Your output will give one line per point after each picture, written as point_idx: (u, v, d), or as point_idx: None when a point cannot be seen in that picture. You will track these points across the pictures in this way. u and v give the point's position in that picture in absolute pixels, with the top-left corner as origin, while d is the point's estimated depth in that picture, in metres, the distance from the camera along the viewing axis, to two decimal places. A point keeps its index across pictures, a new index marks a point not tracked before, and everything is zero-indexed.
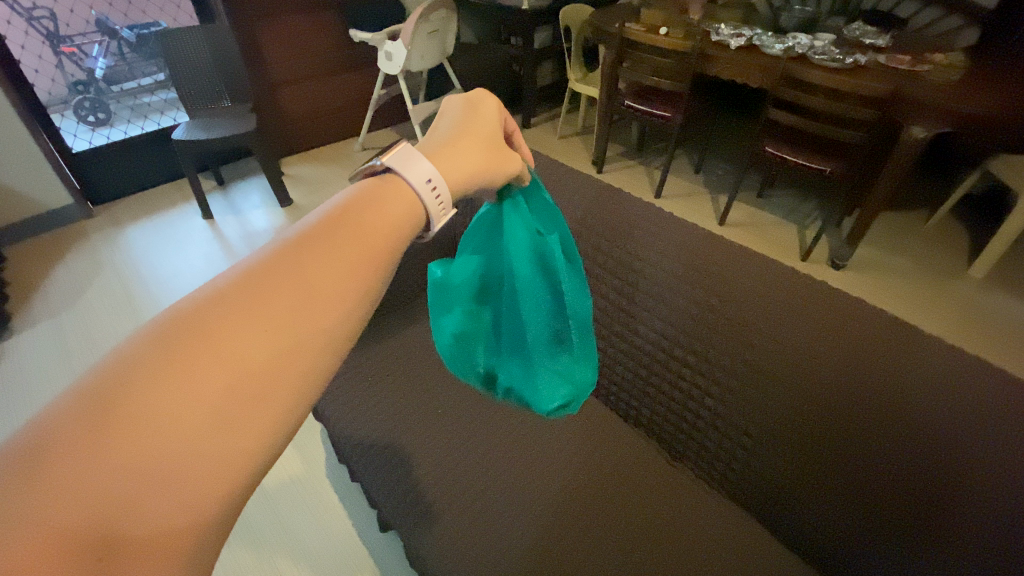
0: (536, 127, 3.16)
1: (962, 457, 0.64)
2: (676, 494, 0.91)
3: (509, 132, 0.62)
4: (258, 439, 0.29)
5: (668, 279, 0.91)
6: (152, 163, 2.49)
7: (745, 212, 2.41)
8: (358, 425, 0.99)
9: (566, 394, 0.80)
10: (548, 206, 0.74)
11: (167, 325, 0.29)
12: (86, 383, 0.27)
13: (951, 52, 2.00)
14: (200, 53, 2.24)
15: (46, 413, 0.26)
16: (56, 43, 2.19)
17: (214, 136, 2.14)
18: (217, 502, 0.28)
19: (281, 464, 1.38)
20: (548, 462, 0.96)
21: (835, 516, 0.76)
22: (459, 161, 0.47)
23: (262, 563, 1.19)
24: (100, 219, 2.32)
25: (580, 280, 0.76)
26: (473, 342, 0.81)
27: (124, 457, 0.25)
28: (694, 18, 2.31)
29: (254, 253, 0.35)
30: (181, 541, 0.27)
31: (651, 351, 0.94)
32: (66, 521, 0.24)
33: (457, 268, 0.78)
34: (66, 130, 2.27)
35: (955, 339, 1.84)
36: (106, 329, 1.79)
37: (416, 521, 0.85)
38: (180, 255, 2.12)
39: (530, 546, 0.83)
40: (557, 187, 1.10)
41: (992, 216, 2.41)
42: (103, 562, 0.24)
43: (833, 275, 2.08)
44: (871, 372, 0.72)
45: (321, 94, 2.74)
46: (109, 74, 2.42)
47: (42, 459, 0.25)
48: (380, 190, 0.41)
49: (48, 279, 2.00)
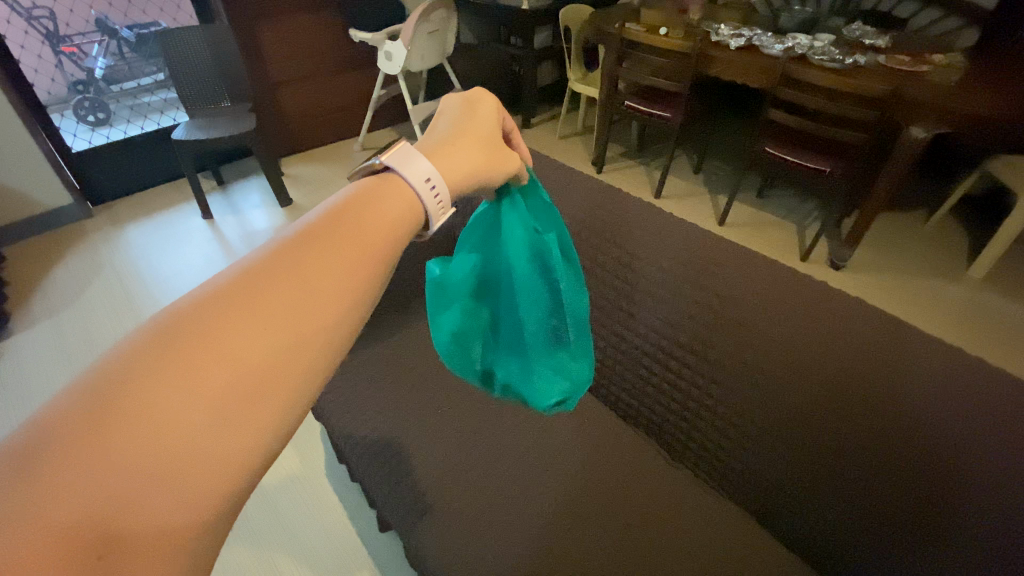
0: (536, 127, 3.16)
1: (962, 456, 0.64)
2: (676, 494, 0.91)
3: (508, 131, 0.62)
4: (258, 438, 0.29)
5: (668, 279, 0.91)
6: (151, 163, 2.49)
7: (744, 212, 2.42)
8: (358, 424, 0.99)
9: (564, 390, 0.80)
10: (546, 204, 0.74)
11: (165, 324, 0.29)
12: (85, 381, 0.27)
13: (950, 52, 2.01)
14: (200, 52, 2.24)
15: (45, 412, 0.26)
16: (55, 42, 2.18)
17: (213, 136, 2.14)
18: (219, 500, 0.28)
19: (281, 463, 1.38)
20: (548, 461, 0.96)
21: (836, 517, 0.76)
22: (458, 161, 0.48)
23: (261, 562, 1.18)
24: (100, 219, 2.32)
25: (577, 279, 0.77)
26: (471, 340, 0.81)
27: (123, 455, 0.25)
28: (694, 19, 2.32)
29: (253, 252, 0.35)
30: (182, 539, 0.27)
31: (650, 351, 0.94)
32: (67, 519, 0.24)
33: (456, 266, 0.78)
34: (65, 129, 2.27)
35: (954, 339, 1.85)
36: (105, 328, 1.79)
37: (416, 520, 0.85)
38: (179, 255, 2.11)
39: (530, 545, 0.83)
40: (557, 187, 1.10)
41: (990, 216, 2.42)
42: (104, 560, 0.24)
43: (832, 275, 2.09)
44: (870, 371, 0.72)
45: (321, 94, 2.74)
46: (109, 73, 2.40)
47: (41, 458, 0.25)
48: (379, 188, 0.41)
49: (47, 278, 2.00)
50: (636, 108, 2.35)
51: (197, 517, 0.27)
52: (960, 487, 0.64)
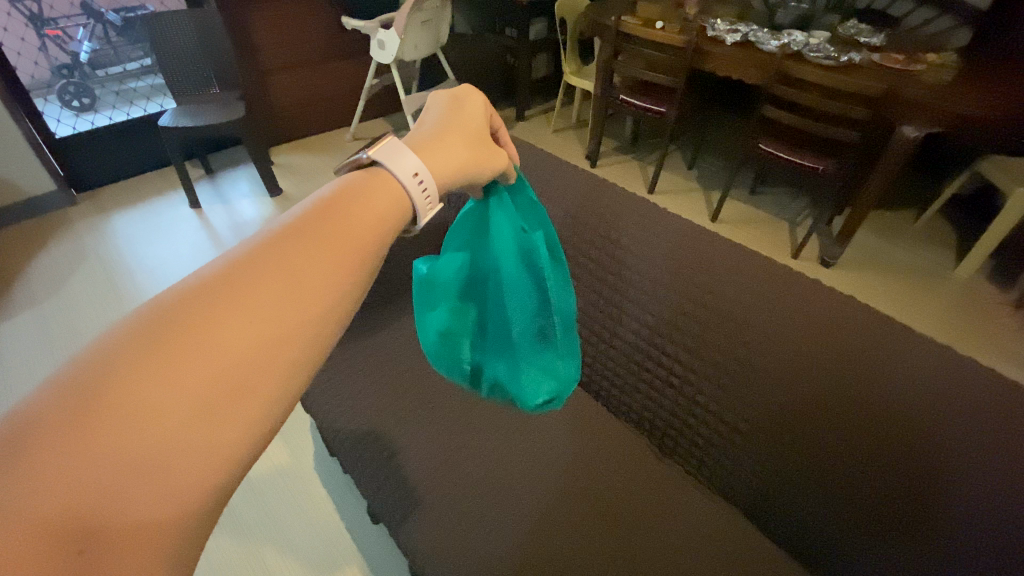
0: (530, 120, 3.15)
1: (953, 451, 0.65)
2: (665, 490, 0.91)
3: (495, 129, 0.61)
4: (244, 432, 0.28)
5: (660, 276, 0.91)
6: (139, 150, 2.44)
7: (737, 210, 2.41)
8: (348, 417, 0.98)
9: (551, 389, 0.80)
10: (532, 202, 0.73)
11: (149, 316, 0.28)
12: (65, 374, 0.26)
13: (944, 52, 2.02)
14: (189, 37, 2.21)
15: (26, 405, 0.25)
16: (39, 25, 2.17)
17: (201, 122, 2.10)
18: (203, 494, 0.27)
19: (269, 456, 1.38)
20: (538, 456, 0.96)
21: (826, 514, 0.76)
22: (446, 157, 0.47)
23: (246, 552, 1.18)
24: (84, 207, 2.28)
25: (564, 277, 0.76)
26: (459, 340, 0.80)
27: (110, 446, 0.24)
28: (690, 12, 2.30)
29: (240, 243, 0.34)
30: (165, 533, 0.26)
31: (640, 346, 0.94)
32: (46, 511, 0.23)
33: (443, 265, 0.76)
34: (49, 114, 2.24)
35: (944, 338, 1.86)
36: (89, 320, 1.76)
37: (404, 515, 0.84)
38: (166, 244, 2.09)
39: (518, 542, 0.82)
40: (549, 180, 1.09)
41: (979, 216, 2.43)
42: (86, 555, 0.23)
43: (825, 274, 2.08)
44: (858, 371, 0.72)
45: (312, 82, 2.71)
46: (94, 58, 2.39)
47: (23, 449, 0.24)
48: (366, 183, 0.40)
49: (29, 267, 1.96)
50: (632, 103, 2.34)
51: (176, 514, 0.26)
52: (949, 483, 0.65)
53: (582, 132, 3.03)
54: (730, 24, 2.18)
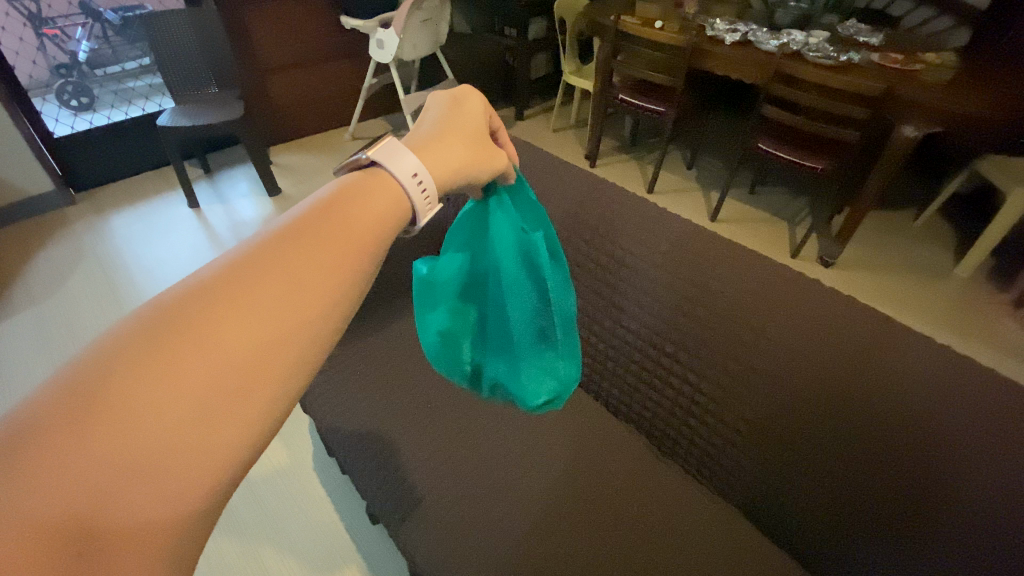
0: (529, 120, 3.15)
1: (952, 451, 0.65)
2: (664, 489, 0.91)
3: (494, 129, 0.60)
4: (243, 433, 0.28)
5: (659, 276, 0.91)
6: (137, 149, 2.44)
7: (736, 210, 2.41)
8: (347, 417, 0.98)
9: (552, 389, 0.79)
10: (532, 203, 0.73)
11: (149, 317, 0.28)
12: (64, 375, 0.26)
13: (942, 52, 2.02)
14: (187, 37, 2.20)
15: (26, 405, 0.25)
16: (37, 24, 2.16)
17: (200, 122, 2.09)
18: (202, 495, 0.27)
19: (268, 456, 1.38)
20: (538, 456, 0.96)
21: (826, 514, 0.76)
22: (445, 157, 0.46)
23: (246, 553, 1.18)
24: (83, 206, 2.28)
25: (563, 276, 0.75)
26: (459, 340, 0.80)
27: (110, 446, 0.24)
28: (689, 12, 2.30)
29: (239, 244, 0.34)
30: (164, 534, 0.26)
31: (639, 346, 0.94)
32: (45, 513, 0.23)
33: (443, 265, 0.77)
34: (47, 114, 2.23)
35: (943, 338, 1.86)
36: (88, 319, 1.76)
37: (404, 515, 0.84)
38: (165, 244, 2.08)
39: (517, 542, 0.82)
40: (548, 180, 1.09)
41: (977, 215, 2.43)
42: (85, 557, 0.23)
43: (824, 274, 2.08)
44: (857, 371, 0.72)
45: (311, 81, 2.70)
46: (93, 57, 2.37)
47: (22, 449, 0.24)
48: (366, 184, 0.40)
49: (28, 267, 1.96)
50: (632, 102, 2.34)
51: (174, 515, 0.26)
52: (948, 483, 0.65)
53: (581, 131, 3.03)
54: (729, 24, 2.18)
